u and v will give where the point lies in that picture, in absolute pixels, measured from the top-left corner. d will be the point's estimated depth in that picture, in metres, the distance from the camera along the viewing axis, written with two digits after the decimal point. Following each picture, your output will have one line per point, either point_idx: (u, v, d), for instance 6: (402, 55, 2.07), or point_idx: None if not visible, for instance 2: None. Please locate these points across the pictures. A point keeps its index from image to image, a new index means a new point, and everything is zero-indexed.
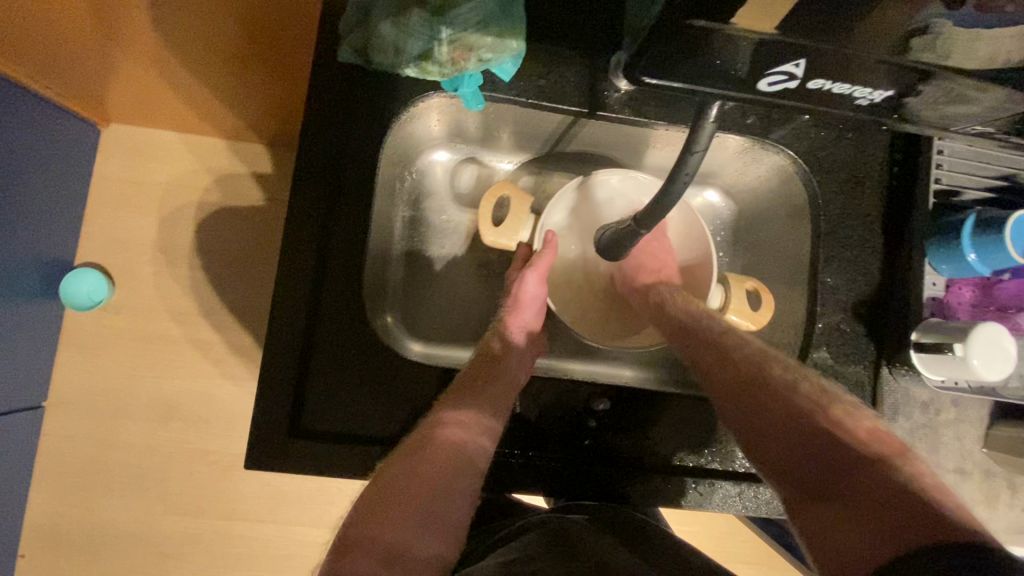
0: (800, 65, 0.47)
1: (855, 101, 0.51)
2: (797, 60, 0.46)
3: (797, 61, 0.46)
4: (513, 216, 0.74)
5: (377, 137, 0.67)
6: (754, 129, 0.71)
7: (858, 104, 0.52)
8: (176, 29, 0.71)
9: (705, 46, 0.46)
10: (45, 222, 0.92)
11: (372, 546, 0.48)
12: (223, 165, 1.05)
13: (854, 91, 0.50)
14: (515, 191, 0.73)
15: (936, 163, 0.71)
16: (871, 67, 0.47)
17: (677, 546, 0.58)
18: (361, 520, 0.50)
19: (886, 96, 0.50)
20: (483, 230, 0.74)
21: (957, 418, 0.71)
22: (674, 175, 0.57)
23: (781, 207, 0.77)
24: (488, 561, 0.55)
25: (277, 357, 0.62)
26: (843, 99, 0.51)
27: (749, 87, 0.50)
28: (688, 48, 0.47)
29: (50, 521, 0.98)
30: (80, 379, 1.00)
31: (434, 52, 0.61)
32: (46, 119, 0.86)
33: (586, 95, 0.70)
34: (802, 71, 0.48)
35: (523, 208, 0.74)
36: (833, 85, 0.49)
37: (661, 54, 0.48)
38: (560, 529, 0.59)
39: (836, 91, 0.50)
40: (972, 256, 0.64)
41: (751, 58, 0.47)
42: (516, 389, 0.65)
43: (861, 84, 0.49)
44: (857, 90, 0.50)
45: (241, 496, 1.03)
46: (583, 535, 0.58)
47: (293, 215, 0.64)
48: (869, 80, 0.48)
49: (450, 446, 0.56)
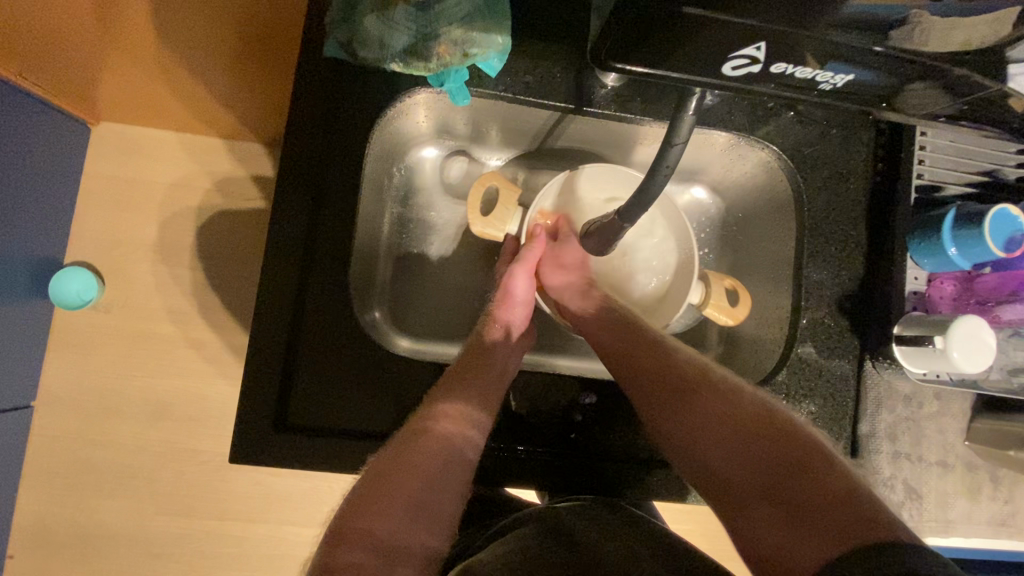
0: (761, 48, 0.46)
1: (819, 85, 0.50)
2: (756, 43, 0.46)
3: (758, 44, 0.46)
4: (501, 205, 0.75)
5: (364, 133, 0.67)
6: (740, 125, 0.72)
7: (821, 89, 0.51)
8: (164, 25, 0.71)
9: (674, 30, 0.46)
10: (35, 221, 0.92)
11: (366, 539, 0.48)
12: (215, 163, 1.05)
13: (817, 75, 0.49)
14: (503, 183, 0.73)
15: (918, 159, 0.71)
16: (838, 53, 0.46)
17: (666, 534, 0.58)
18: (355, 511, 0.50)
19: (848, 79, 0.49)
20: (471, 220, 0.74)
21: (940, 412, 0.71)
22: (654, 167, 0.58)
23: (767, 203, 0.78)
24: (479, 555, 0.55)
25: (263, 352, 0.62)
26: (808, 86, 0.51)
27: (715, 73, 0.50)
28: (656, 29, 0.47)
29: (40, 521, 0.98)
30: (69, 378, 1.00)
31: (419, 47, 0.62)
32: (35, 117, 0.86)
33: (573, 92, 0.70)
34: (764, 55, 0.47)
35: (511, 198, 0.75)
36: (795, 69, 0.48)
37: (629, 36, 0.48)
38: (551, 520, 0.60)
39: (800, 76, 0.49)
40: (952, 250, 0.65)
41: (717, 44, 0.46)
42: (503, 380, 0.65)
43: (825, 69, 0.48)
44: (820, 75, 0.49)
45: (231, 495, 1.02)
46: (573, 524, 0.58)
47: (279, 211, 0.64)
48: (834, 63, 0.47)
49: (439, 437, 0.56)
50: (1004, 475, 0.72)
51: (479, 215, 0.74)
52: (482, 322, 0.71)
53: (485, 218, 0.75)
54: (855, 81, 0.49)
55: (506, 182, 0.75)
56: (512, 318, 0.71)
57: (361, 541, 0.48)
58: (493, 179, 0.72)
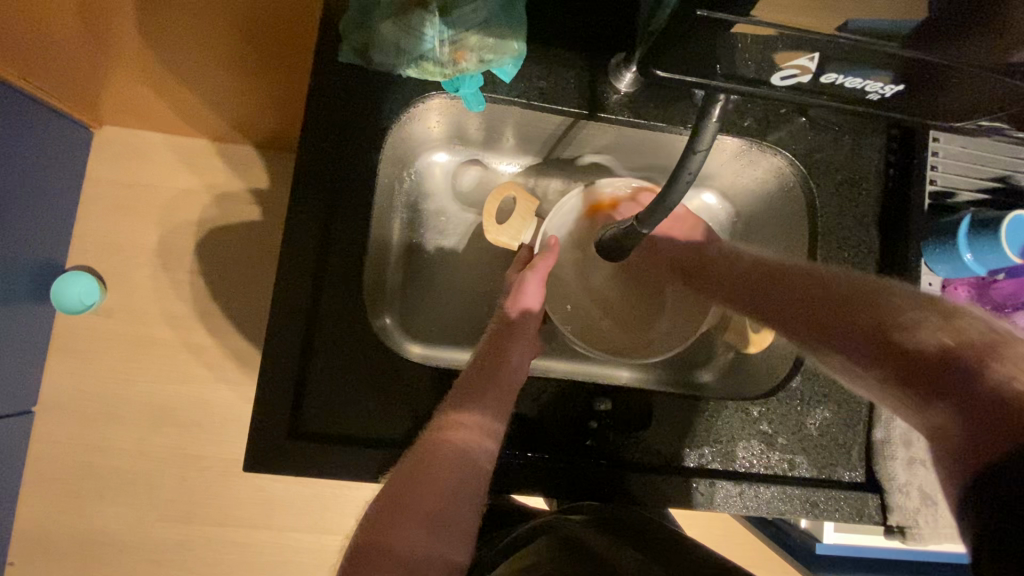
0: (813, 58, 0.47)
1: (867, 96, 0.50)
2: (811, 53, 0.47)
3: (812, 54, 0.47)
4: (518, 215, 0.76)
5: (377, 138, 0.67)
6: (751, 131, 0.72)
7: (869, 99, 0.51)
8: (174, 29, 0.71)
9: (713, 38, 0.46)
10: (38, 225, 0.91)
11: (387, 559, 0.48)
12: (217, 167, 1.04)
13: (866, 84, 0.49)
14: (521, 192, 0.75)
15: (931, 166, 0.72)
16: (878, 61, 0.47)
17: (686, 542, 0.58)
18: (377, 525, 0.50)
19: (897, 90, 0.50)
20: (487, 228, 0.76)
21: None
22: (677, 174, 0.58)
23: (778, 208, 0.78)
24: (500, 566, 0.55)
25: (275, 358, 0.62)
26: (854, 97, 0.51)
27: (763, 83, 0.50)
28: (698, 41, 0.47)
29: (40, 528, 0.96)
30: (70, 384, 0.99)
31: (432, 51, 0.61)
32: (39, 121, 0.85)
33: (588, 97, 0.70)
34: (815, 66, 0.48)
35: (528, 209, 0.76)
36: (845, 79, 0.49)
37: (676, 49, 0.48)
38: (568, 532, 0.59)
39: (849, 86, 0.50)
40: (967, 255, 0.65)
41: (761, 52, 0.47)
42: (513, 391, 0.64)
43: (873, 79, 0.49)
44: (869, 85, 0.49)
45: (236, 501, 1.01)
46: (590, 535, 0.57)
47: (293, 216, 0.64)
48: (874, 73, 0.48)
49: (458, 448, 0.56)
50: None
51: (494, 223, 0.75)
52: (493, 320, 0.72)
53: (500, 225, 0.76)
54: (903, 90, 0.50)
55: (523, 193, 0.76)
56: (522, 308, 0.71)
57: (380, 559, 0.48)
58: (511, 188, 0.75)
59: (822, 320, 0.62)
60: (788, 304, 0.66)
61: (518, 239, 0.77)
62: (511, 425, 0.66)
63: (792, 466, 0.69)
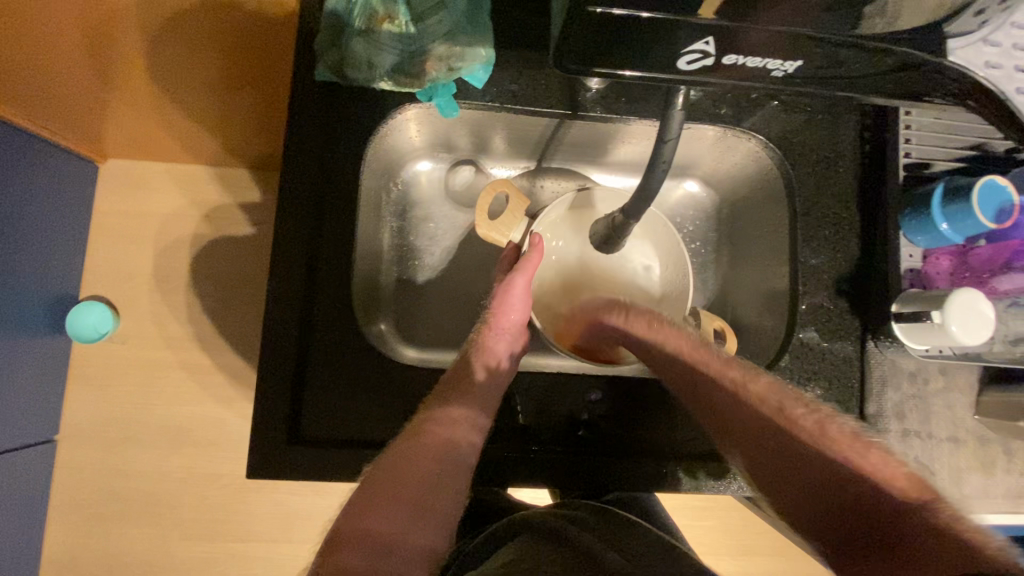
0: (710, 41, 0.44)
1: (770, 74, 0.47)
2: (705, 36, 0.44)
3: (707, 38, 0.44)
4: (508, 213, 0.75)
5: (359, 150, 0.69)
6: (726, 118, 0.73)
7: (772, 77, 0.48)
8: (161, 61, 0.74)
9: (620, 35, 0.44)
10: (50, 260, 0.95)
11: (368, 539, 0.49)
12: (215, 193, 1.08)
13: (767, 63, 0.46)
14: (514, 191, 0.73)
15: (905, 138, 0.72)
16: (797, 44, 0.44)
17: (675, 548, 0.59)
18: (357, 513, 0.51)
19: (798, 66, 0.46)
20: (477, 223, 0.74)
21: (947, 387, 0.71)
22: (651, 166, 0.59)
23: (757, 192, 0.79)
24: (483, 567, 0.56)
25: (273, 371, 0.64)
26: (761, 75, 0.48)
27: (670, 69, 0.47)
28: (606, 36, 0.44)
29: (69, 553, 1.00)
30: (89, 411, 1.02)
31: (406, 64, 0.64)
32: (47, 161, 0.89)
33: (564, 95, 0.72)
34: (715, 48, 0.45)
35: (518, 207, 0.75)
36: (746, 60, 0.46)
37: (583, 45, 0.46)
38: (546, 530, 0.59)
39: (752, 66, 0.46)
40: (943, 225, 0.66)
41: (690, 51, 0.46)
42: (501, 382, 0.66)
43: (776, 58, 0.45)
44: (772, 64, 0.46)
45: (254, 517, 1.04)
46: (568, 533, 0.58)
47: (282, 233, 0.66)
48: (790, 54, 0.45)
49: (443, 440, 0.58)
50: (1017, 447, 0.71)
51: (486, 219, 0.74)
52: (469, 343, 0.69)
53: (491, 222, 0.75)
54: (809, 68, 0.47)
55: (516, 191, 0.74)
56: (497, 350, 0.69)
57: (363, 542, 0.48)
58: (502, 187, 0.72)
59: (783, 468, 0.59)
60: (767, 439, 0.60)
61: (507, 236, 0.76)
62: (505, 420, 0.68)
63: None
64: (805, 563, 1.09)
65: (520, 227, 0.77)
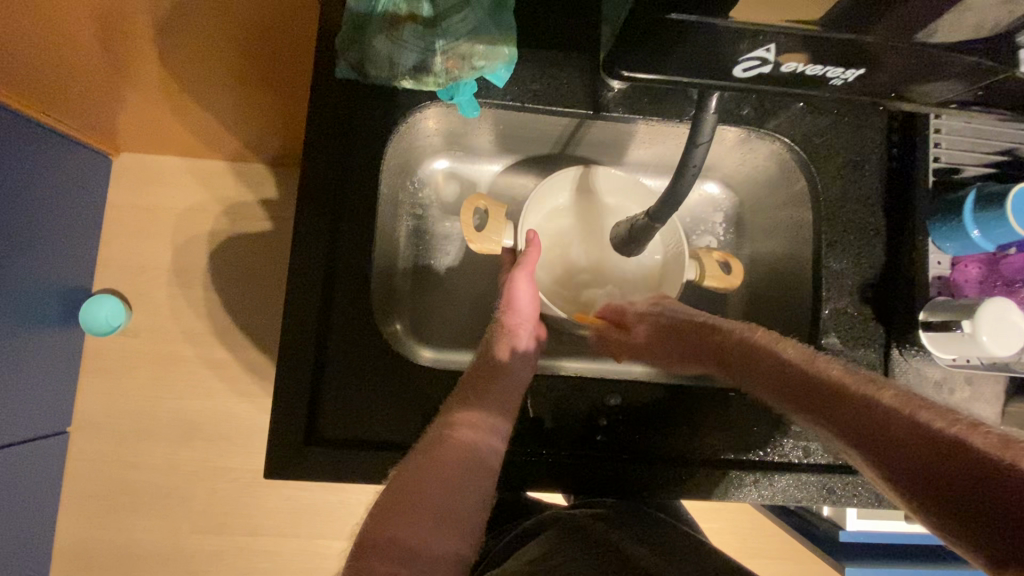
0: (771, 49, 0.46)
1: (829, 82, 0.49)
2: (766, 44, 0.45)
3: (769, 45, 0.45)
4: (493, 220, 0.72)
5: (379, 148, 0.68)
6: (750, 119, 0.72)
7: (831, 85, 0.50)
8: (180, 51, 0.73)
9: (661, 33, 0.45)
10: (65, 253, 0.95)
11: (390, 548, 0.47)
12: (232, 185, 1.08)
13: (828, 71, 0.48)
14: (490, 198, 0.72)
15: (934, 143, 0.71)
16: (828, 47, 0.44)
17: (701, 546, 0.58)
18: (378, 522, 0.49)
19: (860, 75, 0.49)
20: (469, 240, 0.72)
21: (973, 397, 0.70)
22: (682, 169, 0.59)
23: (780, 194, 0.77)
24: (511, 563, 0.55)
25: (289, 369, 0.64)
26: (818, 82, 0.50)
27: (725, 76, 0.49)
28: (646, 30, 0.45)
29: (80, 544, 1.00)
30: (102, 404, 1.02)
31: (428, 62, 0.63)
32: (61, 151, 0.89)
33: (587, 95, 0.71)
34: (775, 56, 0.46)
35: (500, 212, 0.73)
36: (806, 67, 0.47)
37: (640, 48, 0.48)
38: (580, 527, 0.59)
39: (809, 73, 0.48)
40: (975, 232, 0.64)
41: (729, 49, 0.46)
42: (520, 385, 0.66)
43: (834, 65, 0.47)
44: (830, 71, 0.48)
45: (266, 511, 1.04)
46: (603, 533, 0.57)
47: (302, 229, 0.65)
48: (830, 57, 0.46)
49: (465, 445, 0.57)
50: None
51: (473, 232, 0.71)
52: (490, 331, 0.71)
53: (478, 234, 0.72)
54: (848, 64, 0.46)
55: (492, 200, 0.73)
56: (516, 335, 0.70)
57: (387, 548, 0.47)
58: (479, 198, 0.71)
59: (835, 418, 0.55)
60: (811, 396, 0.58)
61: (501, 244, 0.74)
62: (522, 423, 0.67)
63: (808, 453, 0.69)
64: (815, 566, 1.08)
65: (509, 230, 0.76)
